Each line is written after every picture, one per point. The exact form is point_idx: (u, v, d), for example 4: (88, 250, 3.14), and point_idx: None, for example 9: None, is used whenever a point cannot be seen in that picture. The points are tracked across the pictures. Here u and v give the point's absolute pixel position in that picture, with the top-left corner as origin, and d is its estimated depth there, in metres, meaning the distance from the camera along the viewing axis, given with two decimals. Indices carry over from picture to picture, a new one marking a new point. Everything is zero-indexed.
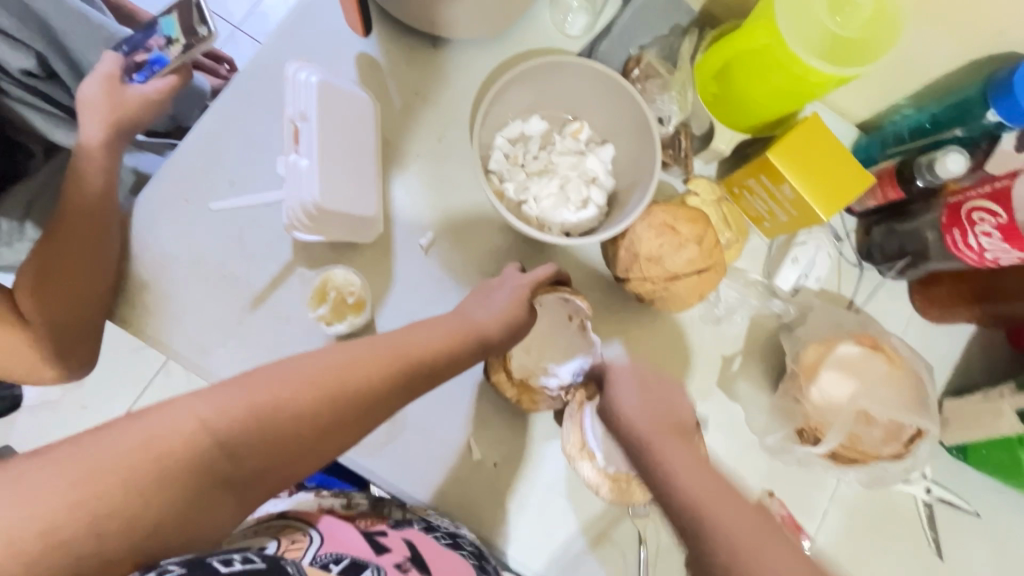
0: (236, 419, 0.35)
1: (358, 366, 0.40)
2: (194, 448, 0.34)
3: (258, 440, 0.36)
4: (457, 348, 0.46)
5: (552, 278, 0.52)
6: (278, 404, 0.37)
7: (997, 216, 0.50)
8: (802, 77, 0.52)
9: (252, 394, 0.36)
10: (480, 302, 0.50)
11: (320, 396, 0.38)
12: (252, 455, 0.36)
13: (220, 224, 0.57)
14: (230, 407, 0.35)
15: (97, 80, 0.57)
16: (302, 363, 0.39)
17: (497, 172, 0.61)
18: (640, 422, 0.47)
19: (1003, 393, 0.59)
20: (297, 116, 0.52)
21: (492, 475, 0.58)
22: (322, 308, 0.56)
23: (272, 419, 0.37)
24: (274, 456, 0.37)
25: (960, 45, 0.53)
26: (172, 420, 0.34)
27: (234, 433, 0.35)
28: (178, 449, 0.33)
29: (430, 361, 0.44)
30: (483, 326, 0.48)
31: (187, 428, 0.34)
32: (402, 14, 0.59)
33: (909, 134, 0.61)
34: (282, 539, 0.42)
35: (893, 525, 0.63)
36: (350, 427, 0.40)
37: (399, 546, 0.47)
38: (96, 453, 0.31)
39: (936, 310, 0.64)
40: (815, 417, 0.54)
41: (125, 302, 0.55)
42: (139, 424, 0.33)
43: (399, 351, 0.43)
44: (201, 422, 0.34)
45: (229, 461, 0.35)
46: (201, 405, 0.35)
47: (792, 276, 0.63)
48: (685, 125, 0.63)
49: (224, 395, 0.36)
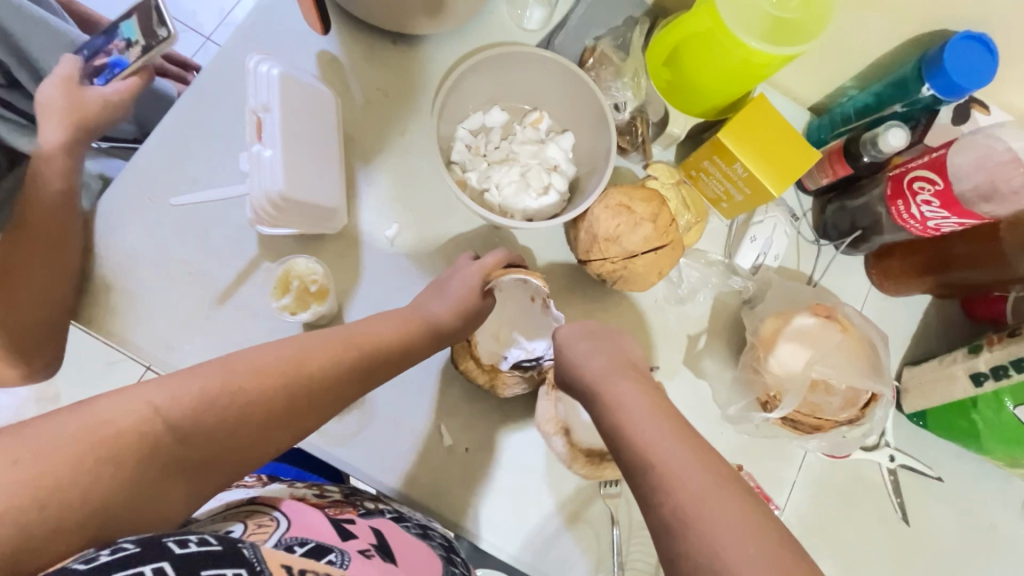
0: (190, 404, 0.36)
1: (312, 353, 0.42)
2: (145, 431, 0.34)
3: (212, 425, 0.37)
4: (412, 339, 0.48)
5: (505, 262, 0.54)
6: (234, 390, 0.38)
7: (935, 183, 0.53)
8: (746, 60, 0.54)
9: (204, 379, 0.37)
10: (433, 297, 0.53)
11: (274, 382, 0.40)
12: (207, 440, 0.37)
13: (182, 222, 0.57)
14: (183, 391, 0.36)
15: (56, 84, 0.58)
16: (256, 352, 0.41)
17: (460, 163, 0.63)
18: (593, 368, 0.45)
19: (956, 357, 0.61)
20: (258, 107, 0.53)
21: (464, 461, 0.58)
22: (285, 299, 0.57)
23: (224, 404, 0.38)
24: (229, 441, 0.38)
25: (894, 27, 0.56)
26: (124, 404, 0.34)
27: (186, 418, 0.36)
28: (128, 431, 0.34)
29: (385, 350, 0.46)
30: (436, 316, 0.51)
31: (139, 413, 0.35)
32: (359, 11, 0.60)
33: (855, 115, 0.63)
34: (248, 523, 0.42)
35: (859, 492, 0.64)
36: (305, 413, 0.42)
37: (365, 534, 0.47)
38: (46, 435, 0.32)
39: (890, 283, 0.66)
40: (773, 386, 0.56)
41: (90, 302, 0.55)
42: (88, 410, 0.33)
43: (356, 339, 0.45)
44: (153, 407, 0.35)
45: (182, 445, 0.36)
46: (154, 391, 0.35)
47: (751, 254, 0.65)
48: (641, 112, 0.64)
49: (177, 381, 0.37)
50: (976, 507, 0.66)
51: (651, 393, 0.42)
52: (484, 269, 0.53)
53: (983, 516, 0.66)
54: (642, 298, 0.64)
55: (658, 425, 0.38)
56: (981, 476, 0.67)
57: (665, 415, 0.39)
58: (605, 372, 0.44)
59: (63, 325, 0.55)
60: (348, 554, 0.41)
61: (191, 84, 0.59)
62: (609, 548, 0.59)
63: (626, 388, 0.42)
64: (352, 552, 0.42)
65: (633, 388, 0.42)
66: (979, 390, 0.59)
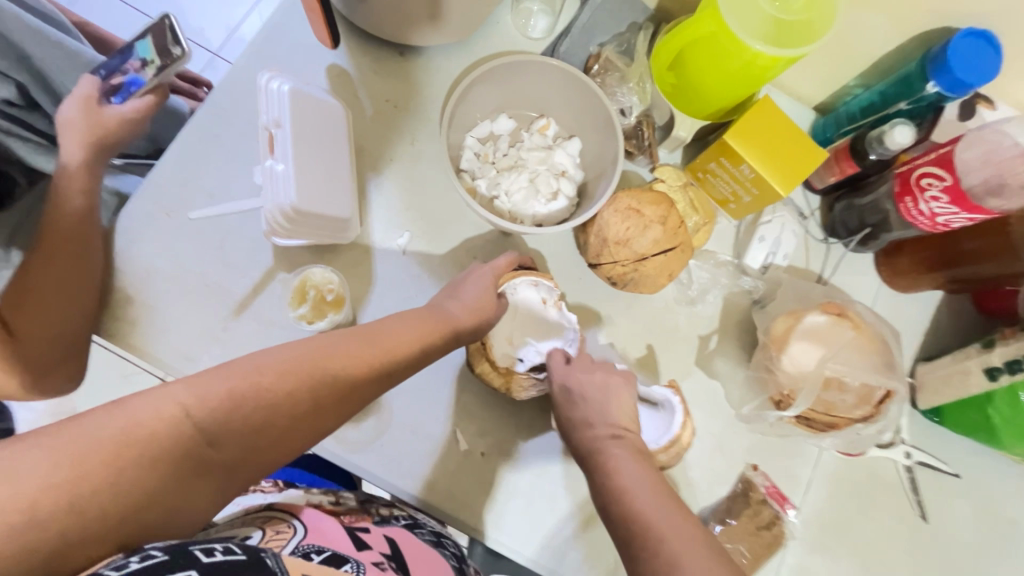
0: (218, 404, 0.36)
1: (335, 354, 0.42)
2: (175, 433, 0.35)
3: (238, 425, 0.37)
4: (435, 338, 0.48)
5: (516, 263, 0.57)
6: (259, 391, 0.38)
7: (943, 179, 0.53)
8: (751, 62, 0.55)
9: (230, 380, 0.37)
10: (450, 296, 0.53)
11: (299, 382, 0.40)
12: (235, 441, 0.37)
13: (200, 234, 0.59)
14: (210, 392, 0.36)
15: (75, 103, 0.59)
16: (281, 352, 0.41)
17: (469, 171, 0.63)
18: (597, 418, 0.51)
19: (970, 353, 0.61)
20: (270, 123, 0.54)
21: (480, 465, 0.59)
22: (302, 308, 0.57)
23: (251, 404, 0.38)
24: (254, 440, 0.38)
25: (897, 26, 0.57)
26: (154, 404, 0.35)
27: (214, 420, 0.36)
28: (159, 433, 0.34)
29: (408, 351, 0.46)
30: (459, 321, 0.50)
31: (169, 414, 0.35)
32: (368, 25, 0.61)
33: (860, 113, 0.63)
34: (267, 530, 0.43)
35: (876, 490, 0.64)
36: (330, 412, 0.42)
37: (380, 543, 0.47)
38: (83, 434, 0.32)
39: (901, 280, 0.66)
40: (787, 384, 0.56)
41: (112, 316, 0.56)
42: (121, 411, 0.34)
43: (379, 340, 0.45)
44: (183, 407, 0.35)
45: (211, 446, 0.37)
46: (182, 392, 0.36)
47: (760, 255, 0.66)
48: (647, 116, 0.65)
49: (206, 382, 0.37)
50: (994, 503, 0.66)
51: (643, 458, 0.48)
52: (495, 270, 0.55)
53: (1002, 512, 0.65)
54: (653, 299, 0.64)
55: (657, 505, 0.44)
56: (1000, 472, 0.66)
57: (664, 491, 0.45)
58: (603, 442, 0.49)
59: (85, 338, 0.56)
60: (363, 566, 0.41)
61: (204, 101, 0.61)
62: None
63: (626, 464, 0.47)
64: (367, 563, 0.42)
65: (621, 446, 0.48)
66: (994, 385, 0.58)
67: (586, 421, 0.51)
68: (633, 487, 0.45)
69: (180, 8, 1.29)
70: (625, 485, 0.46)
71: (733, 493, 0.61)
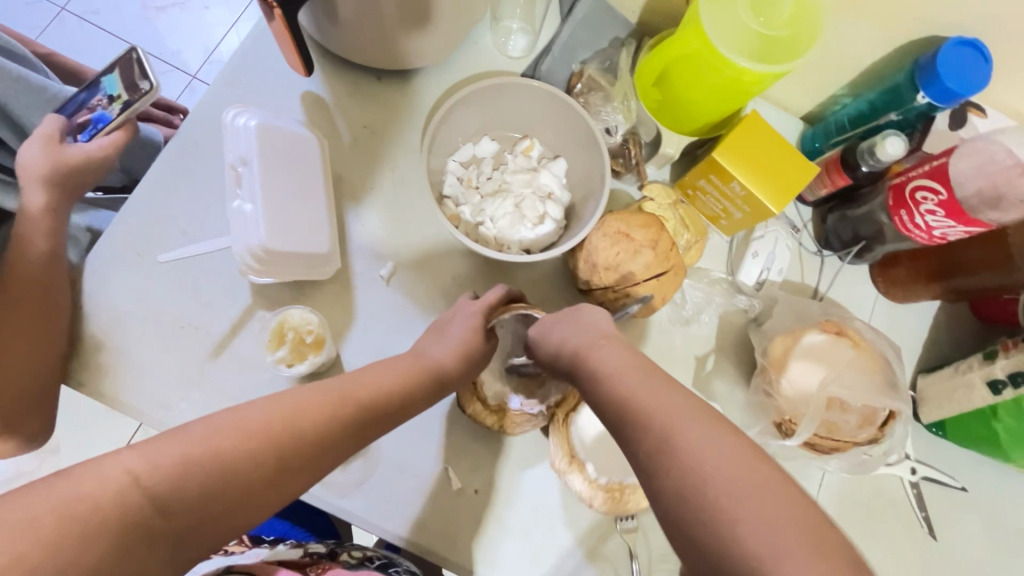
0: (172, 469, 0.34)
1: (309, 408, 0.41)
2: (122, 504, 0.32)
3: (194, 491, 0.34)
4: (414, 387, 0.48)
5: (505, 298, 0.54)
6: (221, 452, 0.36)
7: (938, 193, 0.52)
8: (737, 78, 0.53)
9: (188, 441, 0.35)
10: (435, 342, 0.53)
11: (267, 440, 0.38)
12: (189, 510, 0.34)
13: (174, 275, 0.56)
14: (164, 456, 0.34)
15: (37, 142, 0.56)
16: (246, 412, 0.39)
17: (452, 197, 0.61)
18: (574, 339, 0.44)
19: (972, 365, 0.60)
20: (236, 161, 0.52)
21: (474, 503, 0.57)
22: (281, 351, 0.55)
23: (209, 468, 0.35)
24: (211, 508, 0.35)
25: (884, 37, 0.55)
26: (99, 473, 0.32)
27: (167, 487, 0.33)
28: (104, 505, 0.31)
29: (384, 402, 0.45)
30: (441, 363, 0.50)
31: (117, 482, 0.32)
32: (343, 50, 0.60)
33: (849, 123, 0.62)
34: None
35: (883, 509, 0.62)
36: (297, 473, 0.40)
37: None
38: (19, 509, 0.29)
39: (899, 291, 0.65)
40: (788, 409, 0.55)
41: (82, 365, 0.53)
42: (65, 481, 0.31)
43: (352, 393, 0.44)
44: (132, 476, 0.32)
45: (162, 516, 0.33)
46: (131, 457, 0.33)
47: (755, 270, 0.64)
48: (633, 133, 0.63)
49: (160, 447, 0.34)
50: (1003, 516, 0.64)
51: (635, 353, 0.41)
52: (485, 305, 0.53)
53: (1010, 525, 0.64)
54: (646, 321, 0.62)
55: (652, 386, 0.36)
56: (1006, 483, 0.65)
57: (656, 376, 0.37)
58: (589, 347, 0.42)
59: (53, 389, 0.53)
60: None
61: (176, 134, 0.59)
62: None
63: None
64: None
65: (617, 351, 0.41)
66: (998, 398, 0.57)
67: (568, 334, 0.45)
68: (623, 377, 0.37)
69: (154, 34, 1.27)
70: (615, 380, 0.38)
71: None
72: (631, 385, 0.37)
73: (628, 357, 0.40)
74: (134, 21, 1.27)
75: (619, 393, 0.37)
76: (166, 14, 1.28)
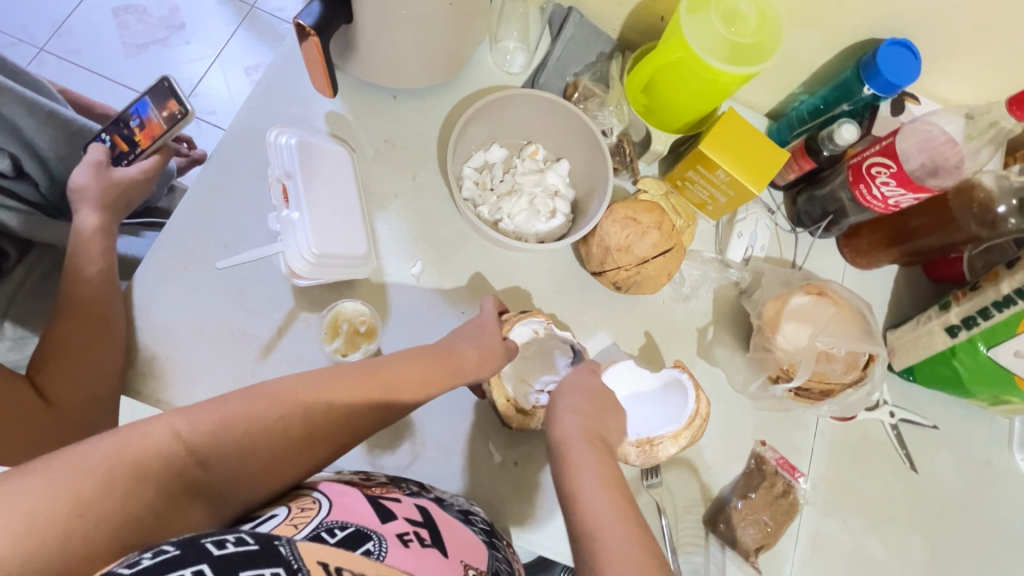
0: (208, 428, 0.41)
1: (343, 392, 0.48)
2: (166, 450, 0.39)
3: (228, 448, 0.42)
4: (430, 367, 0.54)
5: (500, 308, 0.62)
6: (246, 417, 0.43)
7: (889, 167, 0.60)
8: (715, 81, 0.61)
9: (222, 407, 0.42)
10: (458, 336, 0.58)
11: (292, 408, 0.46)
12: (222, 463, 0.42)
13: (223, 283, 0.60)
14: (203, 419, 0.41)
15: (85, 167, 0.61)
16: (276, 384, 0.46)
17: (471, 199, 0.68)
18: (565, 426, 0.51)
19: (931, 315, 0.69)
20: (282, 175, 0.59)
21: (516, 475, 0.62)
22: (336, 342, 0.60)
23: (240, 427, 0.43)
24: (246, 465, 0.43)
25: (829, 41, 0.66)
26: (148, 430, 0.38)
27: (203, 443, 0.41)
28: (153, 452, 0.38)
29: (405, 385, 0.52)
30: (463, 351, 0.56)
31: (161, 435, 0.39)
32: (361, 73, 0.66)
33: (809, 116, 0.72)
34: (292, 508, 0.42)
35: (870, 451, 0.70)
36: (323, 438, 0.48)
37: (410, 513, 0.46)
38: (76, 459, 0.34)
39: (862, 258, 0.74)
40: (785, 360, 0.63)
41: (136, 373, 0.56)
42: (111, 437, 0.36)
43: (384, 377, 0.51)
44: (174, 431, 0.39)
45: (202, 467, 0.41)
46: (175, 418, 0.40)
47: (740, 249, 0.72)
48: (626, 134, 0.72)
49: (194, 412, 0.41)
50: (970, 447, 0.73)
51: (606, 470, 0.47)
52: (489, 314, 0.61)
53: (977, 455, 0.73)
54: (651, 300, 0.69)
55: (609, 511, 0.43)
56: (971, 419, 0.74)
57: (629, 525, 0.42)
58: (571, 440, 0.50)
59: (115, 396, 0.55)
60: (387, 541, 0.39)
61: (210, 154, 0.63)
62: (665, 542, 0.62)
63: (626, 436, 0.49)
64: (391, 538, 0.40)
65: (589, 452, 0.48)
66: (955, 340, 0.66)
67: (560, 417, 0.53)
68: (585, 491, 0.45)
69: (135, 70, 1.29)
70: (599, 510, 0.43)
71: (749, 469, 0.66)
72: (597, 508, 0.43)
73: (599, 462, 0.48)
74: (114, 59, 1.29)
75: (587, 489, 0.45)
76: (146, 51, 1.31)
